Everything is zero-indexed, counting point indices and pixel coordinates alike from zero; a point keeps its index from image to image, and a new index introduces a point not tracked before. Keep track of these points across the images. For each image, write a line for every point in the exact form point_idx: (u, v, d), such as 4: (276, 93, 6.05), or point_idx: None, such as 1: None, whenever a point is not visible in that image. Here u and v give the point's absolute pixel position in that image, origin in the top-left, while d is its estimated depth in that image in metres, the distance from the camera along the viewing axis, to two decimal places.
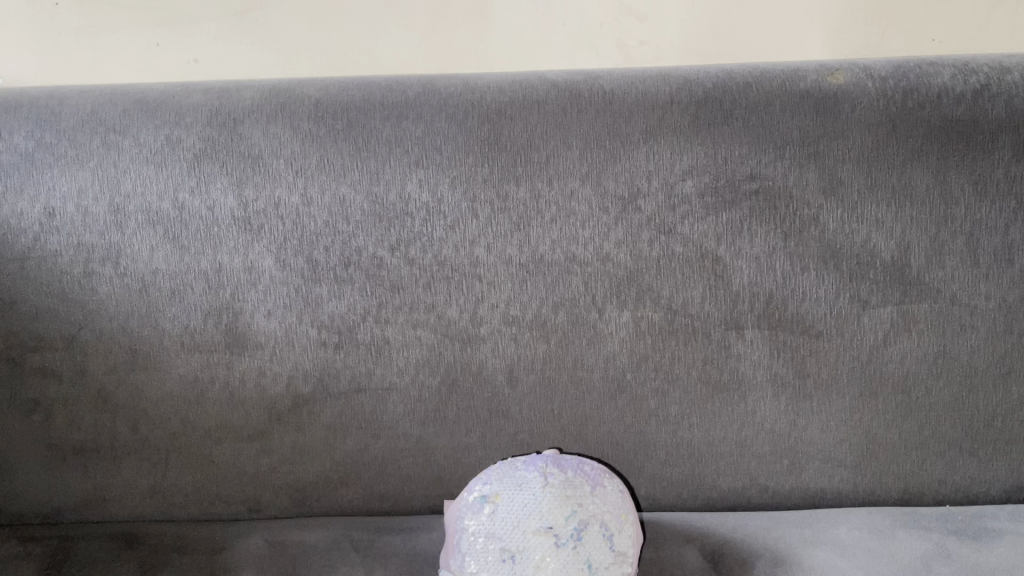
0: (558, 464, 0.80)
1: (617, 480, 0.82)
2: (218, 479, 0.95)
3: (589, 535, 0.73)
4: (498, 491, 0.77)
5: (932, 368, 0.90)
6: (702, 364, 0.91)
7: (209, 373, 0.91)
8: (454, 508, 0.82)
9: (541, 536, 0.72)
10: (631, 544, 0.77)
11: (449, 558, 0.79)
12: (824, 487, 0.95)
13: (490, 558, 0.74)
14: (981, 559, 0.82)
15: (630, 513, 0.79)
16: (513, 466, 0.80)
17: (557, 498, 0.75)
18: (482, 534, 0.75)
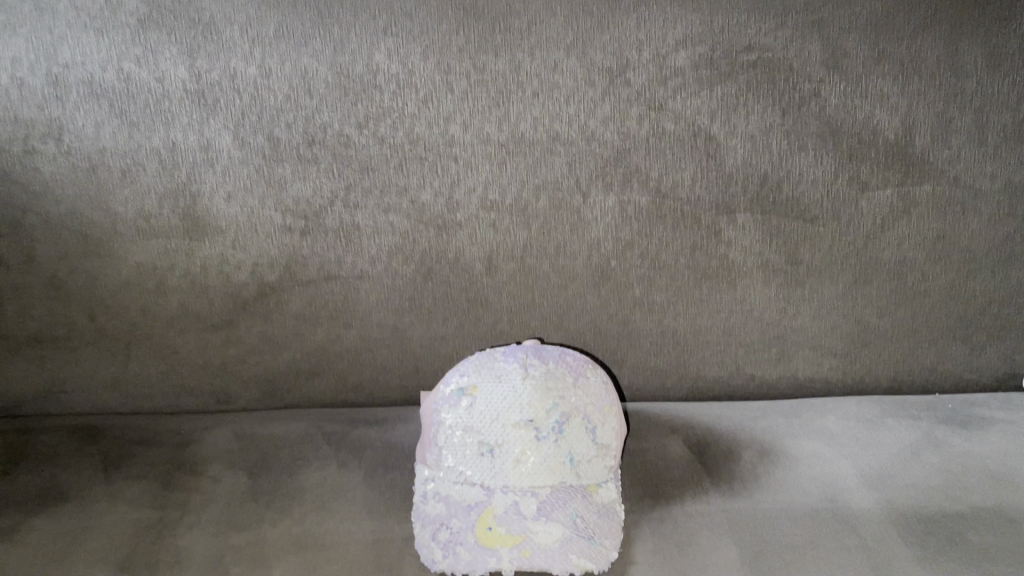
0: (540, 355, 0.74)
1: (601, 368, 0.78)
2: (184, 370, 0.91)
3: (571, 428, 0.71)
4: (476, 383, 0.73)
5: (929, 253, 0.87)
6: (691, 251, 0.86)
7: (168, 260, 0.86)
8: (428, 399, 0.77)
9: (521, 430, 0.70)
10: (614, 436, 0.74)
11: (424, 451, 0.75)
12: (811, 376, 0.92)
13: (468, 453, 0.71)
14: (970, 446, 0.81)
15: (613, 404, 0.75)
16: (491, 356, 0.75)
17: (538, 391, 0.71)
18: (459, 428, 0.72)
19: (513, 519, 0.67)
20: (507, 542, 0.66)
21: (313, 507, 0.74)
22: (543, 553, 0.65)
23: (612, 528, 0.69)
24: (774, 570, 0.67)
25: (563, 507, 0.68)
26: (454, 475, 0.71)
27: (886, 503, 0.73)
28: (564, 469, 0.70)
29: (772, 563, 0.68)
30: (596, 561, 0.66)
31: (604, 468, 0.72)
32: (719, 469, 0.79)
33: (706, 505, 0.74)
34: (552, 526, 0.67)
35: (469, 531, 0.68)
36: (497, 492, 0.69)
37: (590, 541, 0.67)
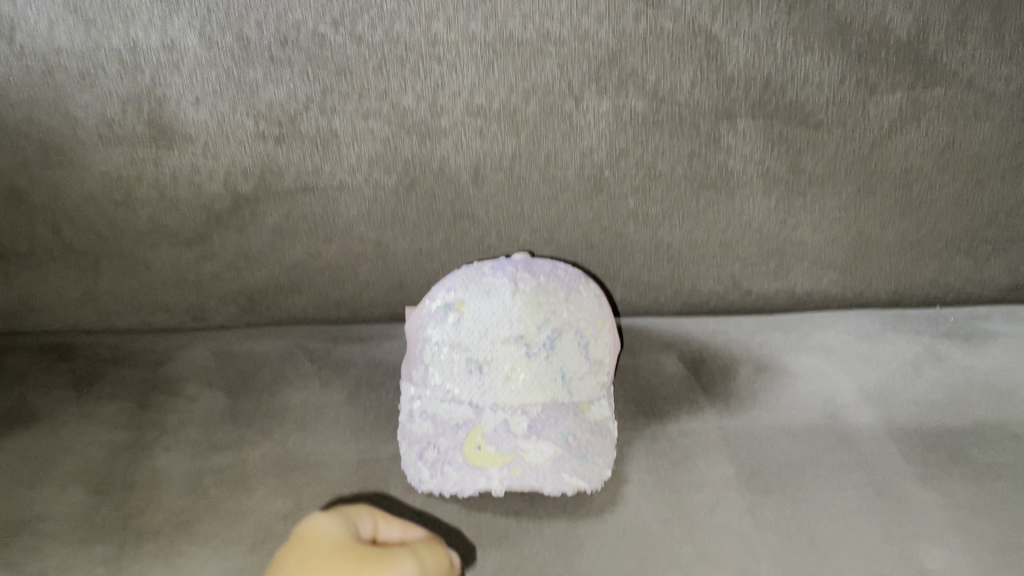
0: (530, 268, 0.70)
1: (595, 282, 0.73)
2: (158, 286, 0.87)
3: (562, 343, 0.68)
4: (463, 298, 0.69)
5: (937, 161, 0.82)
6: (688, 159, 0.81)
7: (135, 170, 0.81)
8: (412, 313, 0.73)
9: (511, 346, 0.67)
10: (607, 352, 0.71)
11: (408, 369, 0.71)
12: (810, 289, 0.90)
13: (455, 370, 0.68)
14: (973, 360, 0.78)
15: (607, 319, 0.71)
16: (479, 269, 0.70)
17: (529, 306, 0.67)
18: (446, 344, 0.68)
19: (503, 437, 0.65)
20: (497, 462, 0.64)
21: (295, 426, 0.71)
22: (534, 473, 0.63)
23: (605, 445, 0.67)
24: (772, 489, 0.65)
25: (555, 425, 0.65)
26: (440, 393, 0.68)
27: (886, 418, 0.71)
28: (555, 386, 0.67)
29: (770, 482, 0.66)
30: (589, 481, 0.64)
31: (596, 384, 0.70)
32: (714, 385, 0.76)
33: (701, 423, 0.72)
34: (544, 445, 0.64)
35: (457, 450, 0.65)
36: (486, 410, 0.66)
37: (583, 460, 0.65)
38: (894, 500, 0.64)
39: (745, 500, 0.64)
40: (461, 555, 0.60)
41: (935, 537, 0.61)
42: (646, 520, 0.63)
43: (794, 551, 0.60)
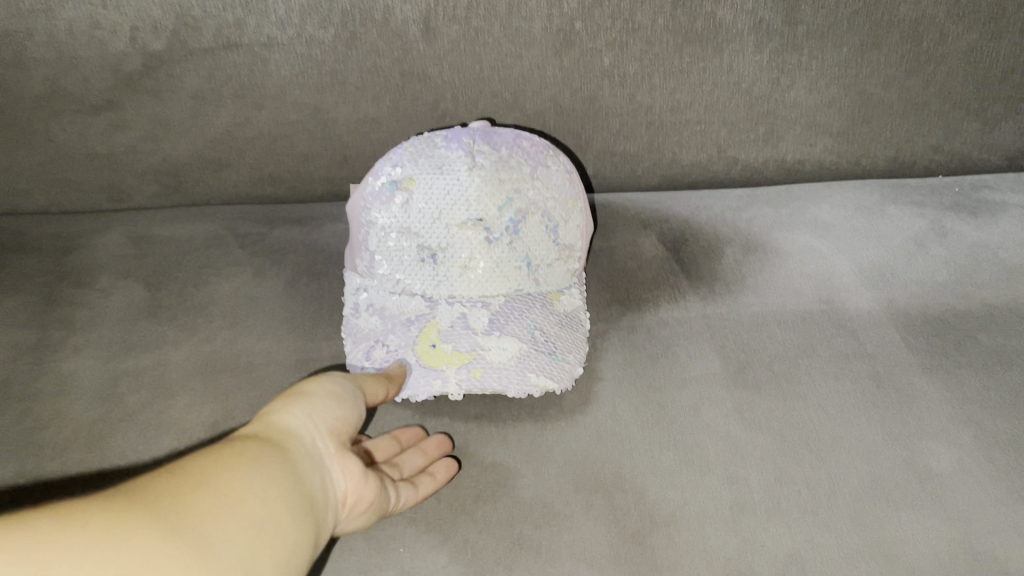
0: (490, 139, 0.61)
1: (564, 155, 0.65)
2: (64, 162, 0.76)
3: (528, 227, 0.60)
4: (412, 175, 0.60)
5: (952, 10, 0.72)
6: (671, 8, 0.71)
7: (24, 24, 0.68)
8: (355, 192, 0.64)
9: (469, 231, 0.59)
10: (578, 237, 0.63)
11: (353, 258, 0.63)
12: (802, 158, 0.81)
13: (406, 258, 0.60)
14: (981, 236, 0.71)
15: (579, 199, 0.63)
16: (430, 140, 0.61)
17: (488, 184, 0.59)
18: (394, 229, 0.60)
19: (461, 334, 0.57)
20: (455, 362, 0.56)
21: (224, 322, 0.63)
22: (497, 373, 0.56)
23: (576, 341, 0.60)
24: (763, 383, 0.58)
25: (519, 320, 0.59)
26: (389, 284, 0.60)
27: (886, 302, 0.64)
28: (520, 275, 0.60)
29: (760, 376, 0.59)
30: (559, 381, 0.57)
31: (567, 272, 0.63)
32: (697, 269, 0.68)
33: (684, 312, 0.64)
34: (507, 342, 0.57)
35: (408, 349, 0.57)
36: (442, 304, 0.59)
37: (551, 358, 0.58)
38: (895, 395, 0.57)
39: (732, 397, 0.57)
40: None
41: (940, 434, 0.55)
42: (622, 423, 0.56)
43: (786, 455, 0.54)
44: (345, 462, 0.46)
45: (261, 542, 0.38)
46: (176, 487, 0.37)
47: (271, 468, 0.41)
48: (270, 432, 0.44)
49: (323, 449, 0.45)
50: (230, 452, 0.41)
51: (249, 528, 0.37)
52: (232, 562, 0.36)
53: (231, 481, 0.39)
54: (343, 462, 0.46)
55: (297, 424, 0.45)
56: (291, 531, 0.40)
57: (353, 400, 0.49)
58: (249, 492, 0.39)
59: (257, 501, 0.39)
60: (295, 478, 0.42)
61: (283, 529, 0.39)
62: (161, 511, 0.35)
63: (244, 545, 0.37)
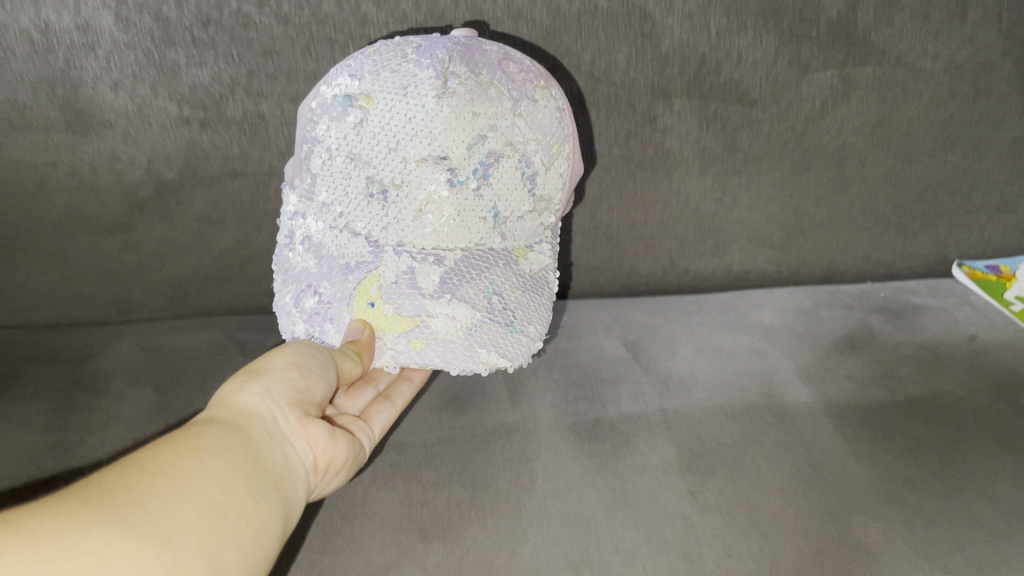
0: (468, 61, 0.63)
1: (555, 85, 0.67)
2: (79, 278, 0.84)
3: (499, 171, 0.63)
4: (370, 94, 0.62)
5: (868, 137, 0.83)
6: (625, 139, 0.81)
7: (50, 157, 0.78)
8: (308, 99, 0.66)
9: (429, 168, 0.61)
10: (559, 185, 0.67)
11: (296, 177, 0.68)
12: (746, 268, 0.90)
13: (354, 190, 0.63)
14: (902, 336, 0.80)
15: (566, 144, 0.67)
16: (400, 54, 0.63)
17: (459, 117, 0.61)
18: (345, 154, 0.63)
19: (404, 295, 0.62)
20: (395, 328, 0.62)
21: None
22: (438, 346, 0.62)
23: (528, 305, 0.66)
24: (714, 469, 0.65)
25: (475, 280, 0.63)
26: (331, 217, 0.65)
27: (820, 395, 0.73)
28: (483, 226, 0.64)
29: (710, 462, 0.66)
30: (510, 358, 0.64)
31: (536, 226, 0.67)
32: (653, 367, 0.77)
33: (642, 406, 0.72)
34: (457, 311, 0.62)
35: (344, 304, 0.63)
36: (389, 253, 0.63)
37: (506, 328, 0.64)
38: (830, 476, 0.65)
39: (686, 481, 0.64)
40: (405, 549, 0.59)
41: (871, 511, 0.61)
42: (589, 508, 0.62)
43: (735, 532, 0.60)
44: (308, 432, 0.54)
45: (226, 526, 0.43)
46: (128, 481, 0.41)
47: (225, 452, 0.47)
48: (230, 415, 0.50)
49: (282, 423, 0.53)
50: (188, 434, 0.47)
51: (212, 512, 0.43)
52: (199, 546, 0.41)
53: (187, 469, 0.44)
54: (306, 430, 0.54)
55: (257, 402, 0.52)
56: (254, 513, 0.46)
57: (317, 368, 0.57)
58: (208, 479, 0.44)
59: (213, 485, 0.44)
60: (254, 453, 0.49)
61: (241, 507, 0.45)
62: (112, 509, 0.39)
63: (211, 526, 0.43)
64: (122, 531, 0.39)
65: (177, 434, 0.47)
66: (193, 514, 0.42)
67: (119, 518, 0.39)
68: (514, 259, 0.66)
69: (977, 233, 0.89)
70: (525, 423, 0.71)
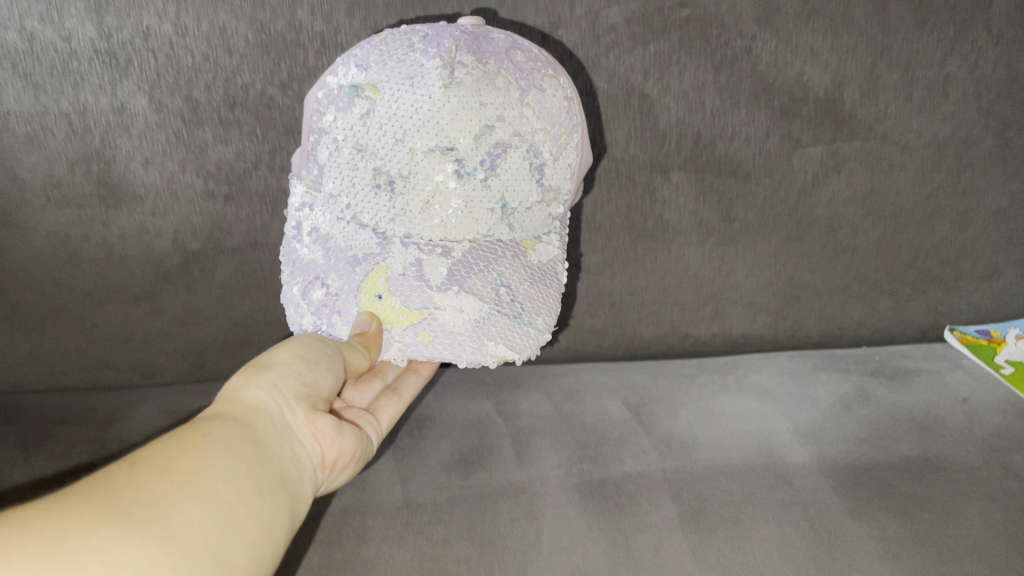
0: (475, 51, 0.66)
1: (563, 74, 0.70)
2: (105, 344, 0.88)
3: (505, 163, 0.66)
4: (377, 84, 0.65)
5: (858, 208, 0.87)
6: (626, 210, 0.85)
7: (82, 229, 0.83)
8: (315, 89, 0.69)
9: (434, 158, 0.64)
10: (568, 175, 0.70)
11: (303, 168, 0.70)
12: (746, 333, 0.93)
13: (360, 181, 0.65)
14: (898, 398, 0.83)
15: (574, 134, 0.70)
16: (407, 43, 0.66)
17: (465, 107, 0.64)
18: (352, 144, 0.65)
19: (411, 287, 0.64)
20: (402, 321, 0.64)
21: None
22: (446, 338, 0.64)
23: (539, 297, 0.68)
24: (714, 527, 0.68)
25: (482, 272, 0.66)
26: (337, 210, 0.67)
27: (818, 455, 0.75)
28: (491, 218, 0.66)
29: (711, 520, 0.68)
30: (518, 351, 0.65)
31: (543, 216, 0.70)
32: (655, 429, 0.80)
33: (644, 466, 0.75)
34: (465, 304, 0.64)
35: (351, 297, 0.65)
36: (396, 245, 0.65)
37: (514, 321, 0.66)
38: (827, 534, 0.67)
39: (688, 539, 0.67)
40: None
41: (865, 568, 0.64)
42: (594, 564, 0.65)
43: None
44: (316, 427, 0.56)
45: (233, 525, 0.44)
46: (134, 480, 0.42)
47: (233, 447, 0.48)
48: (238, 410, 0.52)
49: (289, 418, 0.54)
50: (196, 430, 0.48)
51: (219, 509, 0.44)
52: (205, 545, 0.42)
53: (194, 467, 0.45)
54: (314, 424, 0.55)
55: (265, 397, 0.54)
56: (262, 509, 0.47)
57: (324, 364, 0.59)
58: (216, 477, 0.45)
59: (220, 481, 0.45)
60: (262, 448, 0.50)
61: (248, 504, 0.46)
62: (116, 506, 0.40)
63: (218, 524, 0.43)
64: (127, 532, 0.39)
65: (186, 429, 0.48)
66: (198, 510, 0.43)
67: (124, 520, 0.40)
68: (523, 250, 0.69)
69: (968, 299, 0.93)
70: (532, 482, 0.74)
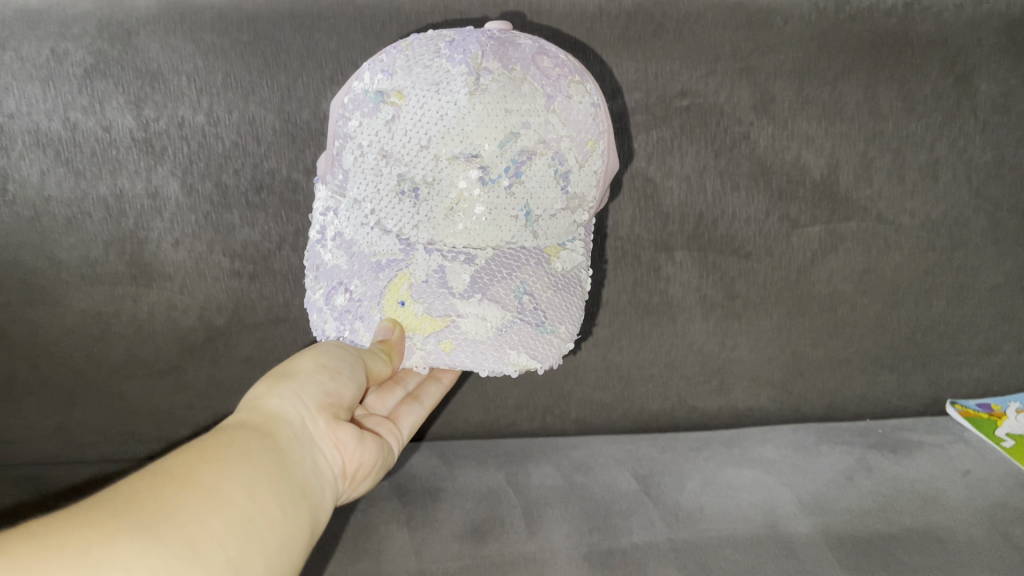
0: (501, 56, 0.66)
1: (591, 80, 0.70)
2: (131, 417, 0.91)
3: (529, 171, 0.67)
4: (403, 90, 0.66)
5: (857, 285, 0.91)
6: (632, 286, 0.89)
7: (114, 306, 0.87)
8: (342, 92, 0.70)
9: (459, 164, 0.66)
10: (593, 183, 0.70)
11: (327, 173, 0.72)
12: (751, 406, 0.95)
13: (385, 188, 0.67)
14: (900, 471, 0.86)
15: (601, 141, 0.70)
16: (434, 48, 0.67)
17: (491, 114, 0.65)
18: (378, 150, 0.67)
19: (434, 293, 0.66)
20: (425, 328, 0.66)
21: None
22: (468, 347, 0.65)
23: (561, 305, 0.69)
24: None
25: (504, 279, 0.67)
26: (361, 217, 0.69)
27: (821, 527, 0.78)
28: (515, 225, 0.68)
29: None
30: (540, 359, 0.66)
31: (568, 222, 0.71)
32: (662, 499, 0.82)
33: (652, 537, 0.78)
34: (487, 312, 0.66)
35: (375, 303, 0.67)
36: (420, 250, 0.67)
37: (538, 330, 0.67)
38: None
39: None
40: None
41: None
42: None
43: None
44: (337, 436, 0.54)
45: (253, 537, 0.43)
46: (153, 492, 0.41)
47: (253, 456, 0.47)
48: (259, 420, 0.50)
49: (311, 428, 0.53)
50: (218, 439, 0.47)
51: (240, 522, 0.42)
52: (226, 558, 0.41)
53: (215, 478, 0.43)
54: (336, 433, 0.54)
55: (287, 407, 0.52)
56: (284, 521, 0.46)
57: (346, 374, 0.58)
58: (237, 488, 0.44)
59: (240, 492, 0.44)
60: (283, 456, 0.49)
61: (269, 517, 0.45)
62: (137, 519, 0.39)
63: (239, 536, 0.42)
64: (148, 547, 0.38)
65: (208, 438, 0.47)
66: (219, 524, 0.41)
67: (145, 533, 0.38)
68: (547, 257, 0.70)
69: (967, 373, 0.95)
70: (542, 552, 0.76)
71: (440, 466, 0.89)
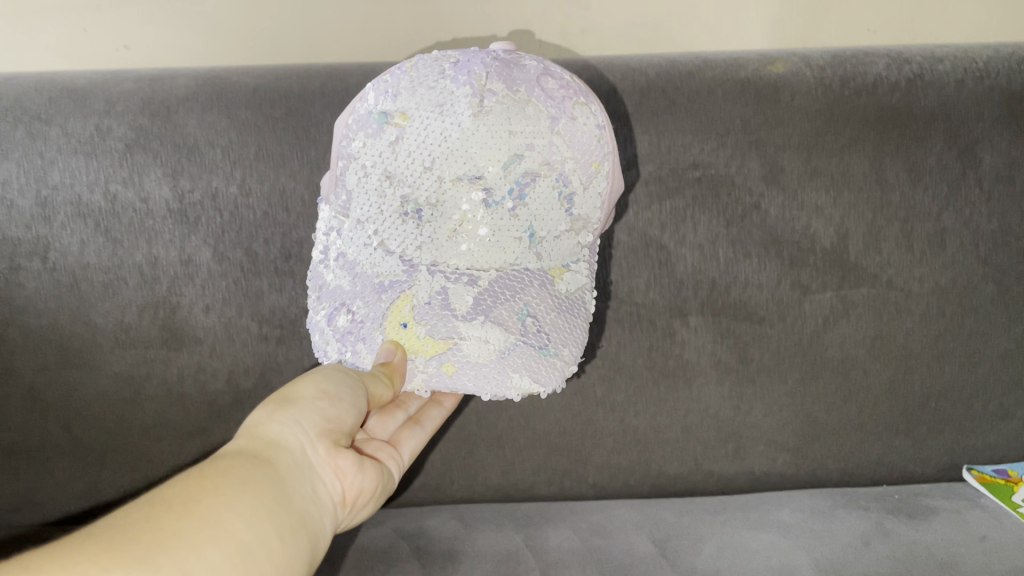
0: (505, 78, 0.70)
1: (595, 102, 0.73)
2: (158, 477, 0.93)
3: (533, 194, 0.71)
4: (407, 112, 0.69)
5: (870, 351, 0.92)
6: (648, 351, 0.91)
7: (145, 369, 0.90)
8: (348, 112, 0.74)
9: (461, 186, 0.70)
10: (598, 205, 0.73)
11: (331, 195, 0.75)
12: (768, 470, 0.96)
13: (388, 208, 0.71)
14: (917, 536, 0.86)
15: (605, 163, 0.73)
16: (438, 70, 0.71)
17: (495, 137, 0.68)
18: (381, 170, 0.71)
19: (438, 317, 0.69)
20: (428, 351, 0.68)
21: None
22: (470, 369, 0.68)
23: (563, 329, 0.72)
24: None
25: (506, 304, 0.70)
26: (362, 237, 0.73)
27: None
28: (519, 246, 0.72)
29: None
30: (542, 383, 0.68)
31: (572, 244, 0.74)
32: (680, 563, 0.83)
33: None
34: (490, 334, 0.69)
35: (376, 325, 0.70)
36: (422, 272, 0.71)
37: (541, 352, 0.69)
38: None
39: None
40: None
41: None
42: None
43: None
44: (338, 463, 0.56)
45: (250, 566, 0.45)
46: (152, 523, 0.43)
47: (252, 482, 0.49)
48: (260, 447, 0.52)
49: (312, 455, 0.55)
50: (218, 467, 0.49)
51: (237, 551, 0.44)
52: None
53: (213, 507, 0.45)
54: (335, 460, 0.56)
55: (287, 434, 0.54)
56: (282, 550, 0.48)
57: (344, 402, 0.60)
58: (235, 518, 0.45)
59: (238, 522, 0.46)
60: (282, 482, 0.51)
61: (266, 548, 0.46)
62: (134, 552, 0.40)
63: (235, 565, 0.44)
64: None
65: (207, 465, 0.49)
66: (216, 554, 0.43)
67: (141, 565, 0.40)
68: (551, 279, 0.74)
69: (983, 440, 0.95)
70: None
71: (459, 528, 0.90)
